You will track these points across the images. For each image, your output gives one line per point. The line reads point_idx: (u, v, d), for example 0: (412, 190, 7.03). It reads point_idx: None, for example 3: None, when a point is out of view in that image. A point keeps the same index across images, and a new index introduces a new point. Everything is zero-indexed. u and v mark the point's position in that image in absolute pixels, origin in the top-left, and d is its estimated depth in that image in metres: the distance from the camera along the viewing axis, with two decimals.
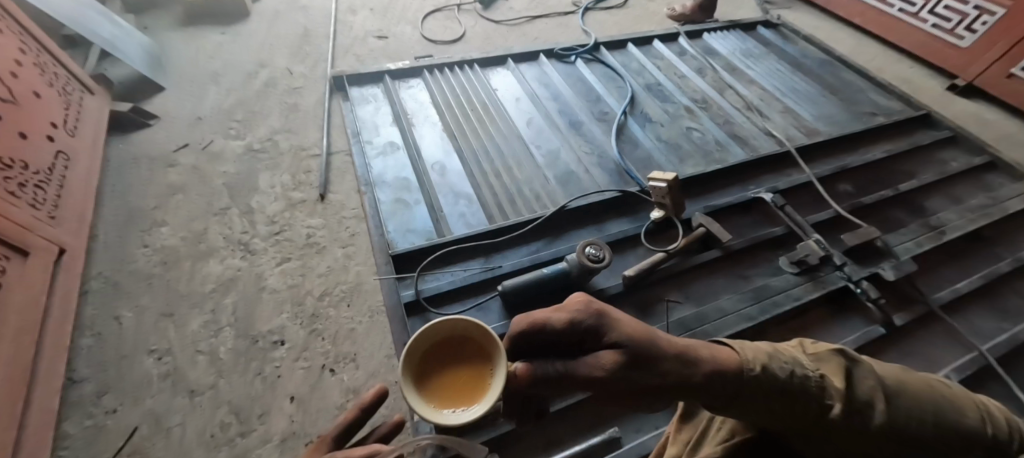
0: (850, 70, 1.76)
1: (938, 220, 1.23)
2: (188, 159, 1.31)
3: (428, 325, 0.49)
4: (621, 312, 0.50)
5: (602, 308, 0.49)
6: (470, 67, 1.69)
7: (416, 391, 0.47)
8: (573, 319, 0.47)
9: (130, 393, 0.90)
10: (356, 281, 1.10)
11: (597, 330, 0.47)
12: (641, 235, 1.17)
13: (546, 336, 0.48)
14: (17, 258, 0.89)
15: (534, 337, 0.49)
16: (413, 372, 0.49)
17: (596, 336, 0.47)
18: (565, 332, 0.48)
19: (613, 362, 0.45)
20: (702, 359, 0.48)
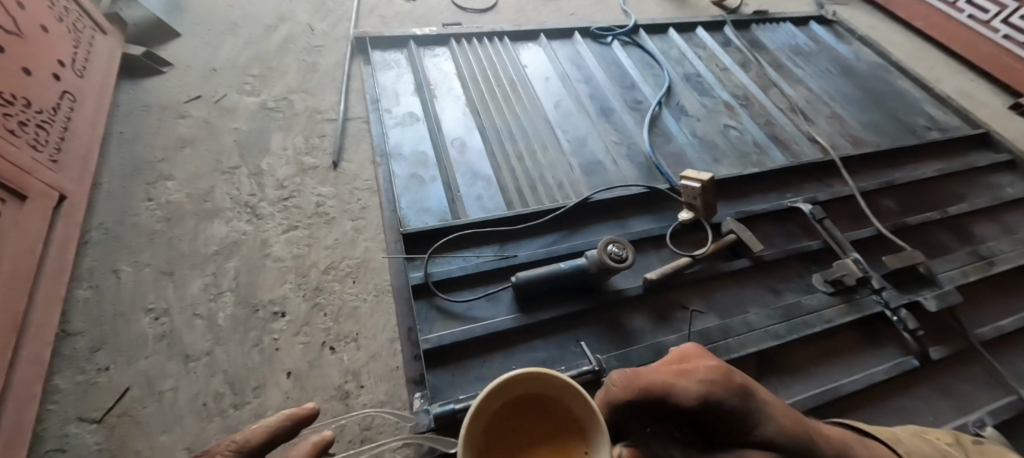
0: (906, 78, 1.64)
1: (987, 249, 1.15)
2: (199, 111, 1.25)
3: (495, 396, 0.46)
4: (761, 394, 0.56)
5: (742, 387, 0.54)
6: (500, 40, 1.60)
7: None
8: (713, 396, 0.52)
9: (124, 351, 0.87)
10: (364, 258, 1.05)
11: (739, 412, 0.53)
12: (666, 237, 1.11)
13: (678, 404, 0.53)
14: (13, 201, 0.85)
15: (667, 403, 0.54)
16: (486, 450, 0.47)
17: (737, 416, 0.53)
18: (700, 404, 0.53)
19: None
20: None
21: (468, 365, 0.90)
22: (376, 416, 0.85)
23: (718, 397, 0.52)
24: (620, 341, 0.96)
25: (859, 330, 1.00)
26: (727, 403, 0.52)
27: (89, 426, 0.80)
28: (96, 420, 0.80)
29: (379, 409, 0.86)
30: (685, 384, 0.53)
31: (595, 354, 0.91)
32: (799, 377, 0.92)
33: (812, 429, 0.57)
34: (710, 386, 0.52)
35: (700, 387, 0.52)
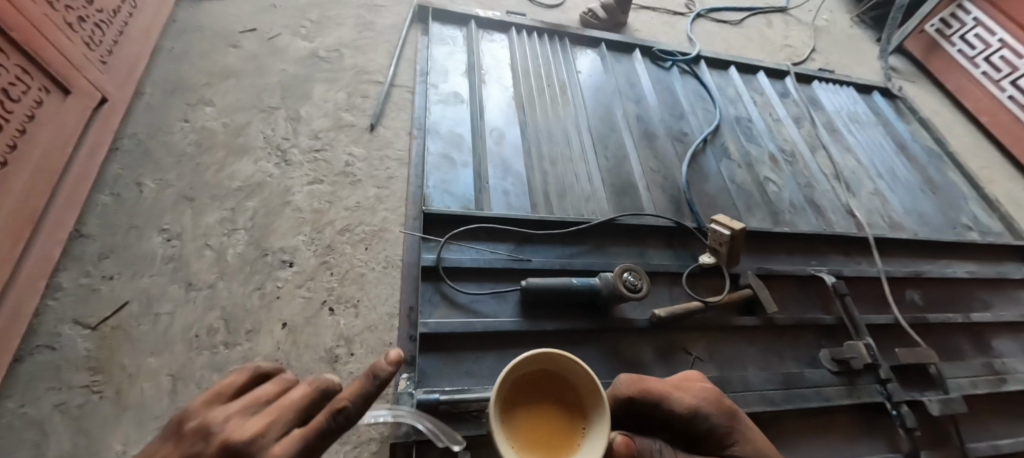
0: (958, 172, 1.61)
1: (1001, 365, 1.14)
2: (251, 45, 1.25)
3: (523, 360, 0.53)
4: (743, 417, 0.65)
5: (725, 406, 0.64)
6: (560, 39, 1.58)
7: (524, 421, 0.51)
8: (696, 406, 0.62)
9: (130, 265, 0.87)
10: (381, 226, 1.04)
11: (715, 424, 0.62)
12: (683, 276, 1.10)
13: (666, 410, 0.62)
14: (56, 93, 0.87)
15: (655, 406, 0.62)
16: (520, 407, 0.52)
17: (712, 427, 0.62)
18: (685, 413, 0.62)
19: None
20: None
21: (461, 358, 0.90)
22: None
23: (706, 411, 0.62)
24: (614, 369, 0.95)
25: (854, 415, 1.00)
26: (714, 419, 0.62)
27: (83, 331, 0.80)
28: (91, 327, 0.81)
29: None
30: (682, 395, 0.63)
31: None
32: (784, 447, 0.90)
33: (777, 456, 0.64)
34: (701, 401, 0.63)
35: (692, 400, 0.63)
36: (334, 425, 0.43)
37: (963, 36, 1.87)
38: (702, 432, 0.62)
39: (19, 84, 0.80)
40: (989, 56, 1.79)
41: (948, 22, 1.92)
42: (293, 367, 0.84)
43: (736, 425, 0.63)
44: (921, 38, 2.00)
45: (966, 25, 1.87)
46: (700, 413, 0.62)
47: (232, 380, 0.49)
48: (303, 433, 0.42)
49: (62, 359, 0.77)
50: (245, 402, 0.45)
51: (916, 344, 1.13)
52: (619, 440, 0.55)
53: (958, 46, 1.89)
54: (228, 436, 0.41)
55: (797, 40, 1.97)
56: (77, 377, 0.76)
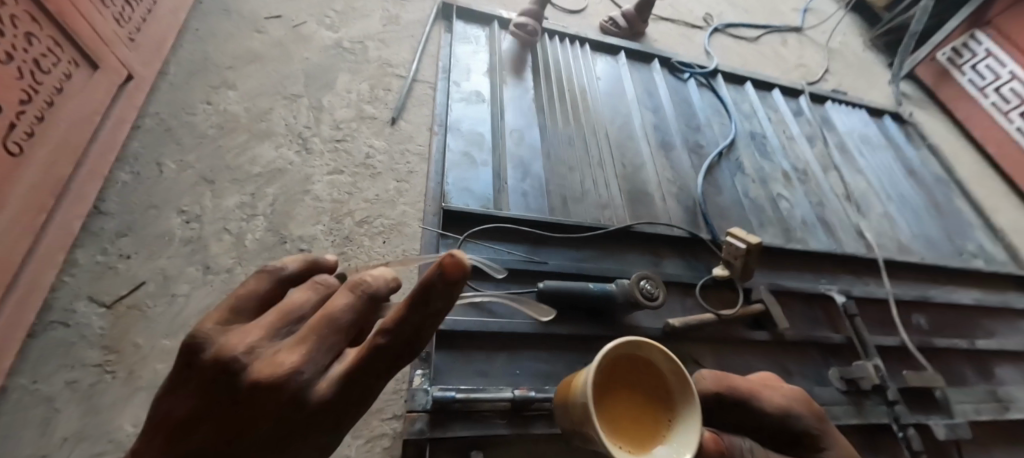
0: (966, 199, 1.63)
1: (1005, 393, 1.15)
2: (276, 31, 1.24)
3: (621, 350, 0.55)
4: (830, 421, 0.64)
5: (812, 408, 0.64)
6: (580, 45, 1.58)
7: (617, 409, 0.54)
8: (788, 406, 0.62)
9: (148, 244, 0.87)
10: (399, 220, 1.04)
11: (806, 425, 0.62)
12: (696, 288, 1.10)
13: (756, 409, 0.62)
14: (84, 67, 0.86)
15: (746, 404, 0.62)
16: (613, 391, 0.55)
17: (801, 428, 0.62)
18: (776, 413, 0.62)
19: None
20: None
21: (475, 357, 0.90)
22: None
23: (797, 412, 0.62)
24: None
25: (860, 435, 1.00)
26: (803, 419, 0.62)
27: (98, 308, 0.79)
28: (106, 305, 0.79)
29: None
30: (772, 395, 0.62)
31: None
32: None
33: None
34: (791, 401, 0.63)
35: (783, 400, 0.63)
36: (389, 346, 0.37)
37: (974, 66, 1.89)
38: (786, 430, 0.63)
39: (50, 55, 0.79)
40: (999, 87, 1.81)
41: (960, 51, 1.94)
42: None
43: (826, 427, 0.63)
44: (932, 66, 2.02)
45: (977, 55, 1.89)
46: (791, 412, 0.61)
47: (252, 285, 0.41)
48: (349, 367, 0.37)
49: (76, 336, 0.76)
50: (274, 318, 0.37)
51: (922, 367, 1.15)
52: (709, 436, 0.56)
53: (968, 76, 1.91)
54: (259, 370, 0.34)
55: (812, 60, 1.99)
56: (90, 355, 0.75)
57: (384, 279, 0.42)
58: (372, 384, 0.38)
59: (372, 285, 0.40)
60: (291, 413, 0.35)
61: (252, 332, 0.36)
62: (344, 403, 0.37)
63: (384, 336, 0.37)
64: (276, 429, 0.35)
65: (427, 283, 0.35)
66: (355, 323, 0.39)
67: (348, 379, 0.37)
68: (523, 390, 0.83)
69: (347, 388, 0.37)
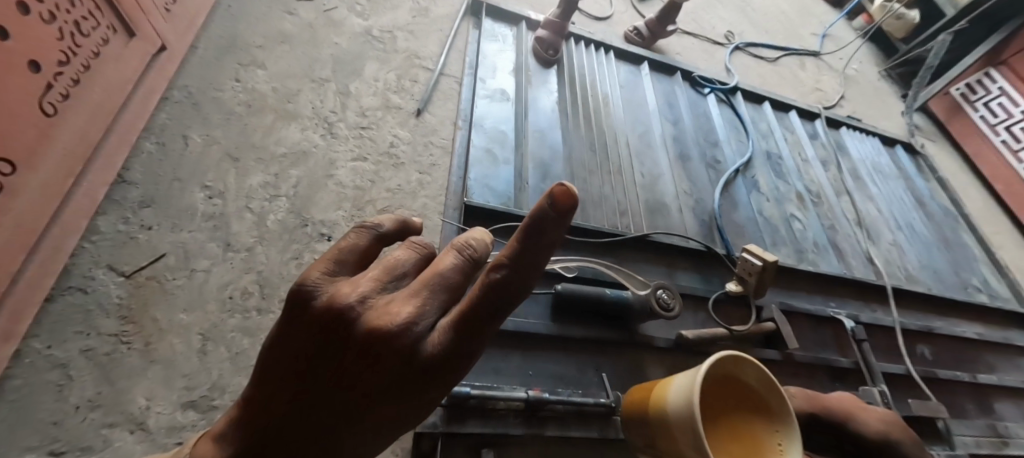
0: (972, 235, 1.65)
1: (1005, 428, 1.16)
2: (306, 14, 1.24)
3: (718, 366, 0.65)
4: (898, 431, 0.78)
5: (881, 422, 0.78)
6: (605, 51, 1.58)
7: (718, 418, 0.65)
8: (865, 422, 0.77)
9: (171, 216, 0.86)
10: (420, 212, 1.04)
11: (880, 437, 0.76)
12: (709, 301, 1.11)
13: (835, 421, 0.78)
14: (122, 34, 0.85)
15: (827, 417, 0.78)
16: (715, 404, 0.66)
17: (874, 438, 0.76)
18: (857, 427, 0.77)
19: None
20: None
21: (490, 354, 0.90)
22: None
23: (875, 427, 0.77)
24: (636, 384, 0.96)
25: None
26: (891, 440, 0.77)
27: (116, 278, 0.78)
28: (124, 275, 0.78)
29: None
30: (871, 420, 0.78)
31: (612, 390, 0.92)
32: None
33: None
34: (867, 418, 0.78)
35: (861, 418, 0.77)
36: (491, 295, 0.37)
37: (987, 103, 1.90)
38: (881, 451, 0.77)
39: (90, 19, 0.78)
40: (1011, 126, 1.83)
41: (974, 88, 1.95)
42: None
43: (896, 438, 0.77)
44: (945, 100, 2.02)
45: (990, 92, 1.90)
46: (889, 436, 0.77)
47: (353, 241, 0.44)
48: (455, 321, 0.38)
49: (94, 303, 0.75)
50: (377, 275, 0.40)
51: (924, 397, 1.16)
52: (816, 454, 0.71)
53: (980, 112, 1.92)
54: (371, 321, 0.37)
55: (828, 85, 2.01)
56: (107, 324, 0.74)
57: (483, 243, 0.43)
58: (477, 338, 0.39)
59: (473, 247, 0.42)
60: (400, 359, 0.37)
61: (361, 284, 0.39)
62: (448, 354, 0.38)
63: (489, 284, 0.37)
64: (385, 375, 0.37)
65: (539, 216, 0.35)
66: (460, 284, 0.41)
67: (455, 333, 0.38)
68: (537, 391, 0.83)
69: (450, 338, 0.38)
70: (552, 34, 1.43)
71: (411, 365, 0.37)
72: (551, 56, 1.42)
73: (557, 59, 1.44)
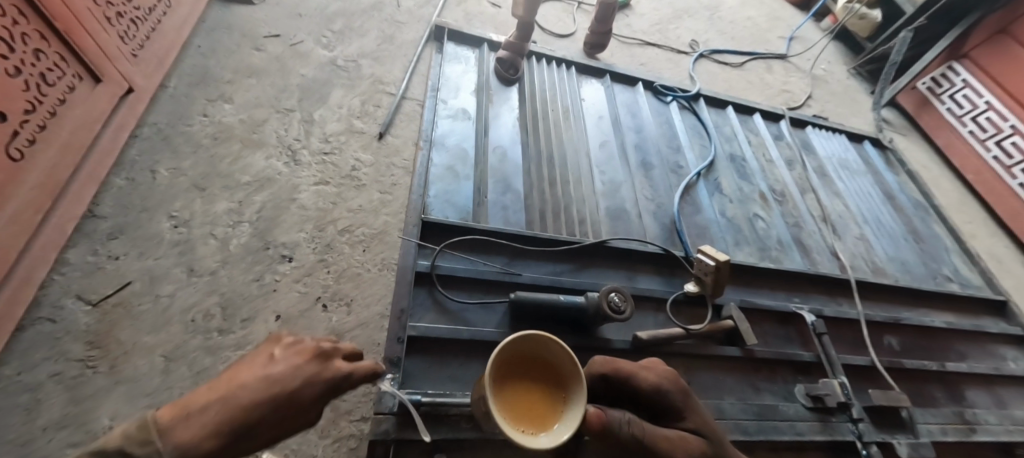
0: (943, 225, 1.66)
1: (973, 415, 1.17)
2: (274, 48, 1.31)
3: (529, 338, 0.60)
4: (693, 401, 0.73)
5: (682, 387, 0.73)
6: (567, 67, 1.63)
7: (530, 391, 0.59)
8: (660, 385, 0.70)
9: (138, 246, 0.91)
10: (381, 229, 1.09)
11: (675, 406, 0.70)
12: (667, 302, 1.13)
13: (631, 386, 0.70)
14: (88, 81, 0.92)
15: (622, 383, 0.69)
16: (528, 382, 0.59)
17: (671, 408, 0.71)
18: (648, 390, 0.69)
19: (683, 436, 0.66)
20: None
21: (448, 363, 0.93)
22: None
23: (667, 390, 0.70)
24: None
25: (825, 451, 1.04)
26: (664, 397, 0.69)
27: (84, 306, 0.83)
28: (92, 303, 0.84)
29: None
30: (645, 374, 0.70)
31: None
32: None
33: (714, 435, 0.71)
34: (664, 381, 0.71)
35: (657, 379, 0.70)
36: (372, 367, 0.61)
37: (952, 96, 1.93)
38: (662, 407, 0.70)
39: (56, 70, 0.85)
40: (976, 116, 1.86)
41: (939, 81, 1.98)
42: None
43: (688, 402, 0.72)
44: (913, 94, 2.06)
45: (955, 85, 1.93)
46: (662, 389, 0.69)
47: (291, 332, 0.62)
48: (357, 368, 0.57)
49: (63, 331, 0.80)
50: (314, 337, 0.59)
51: (888, 386, 1.17)
52: (594, 413, 0.59)
53: (947, 105, 1.95)
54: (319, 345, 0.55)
55: (796, 86, 2.05)
56: (75, 350, 0.79)
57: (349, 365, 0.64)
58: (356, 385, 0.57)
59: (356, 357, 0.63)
60: (332, 368, 0.54)
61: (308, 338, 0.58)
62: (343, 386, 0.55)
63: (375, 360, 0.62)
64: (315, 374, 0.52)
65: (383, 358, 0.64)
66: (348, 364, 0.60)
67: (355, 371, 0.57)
68: None
69: (354, 373, 0.56)
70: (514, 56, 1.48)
71: (335, 375, 0.54)
72: (513, 74, 1.48)
73: (518, 75, 1.49)
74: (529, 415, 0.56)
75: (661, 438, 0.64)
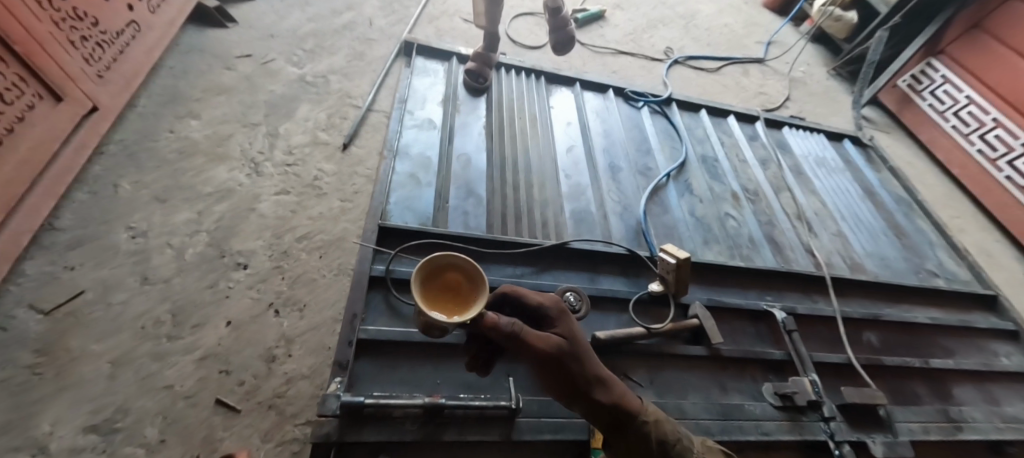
0: (927, 219, 1.62)
1: (959, 412, 1.11)
2: (245, 68, 1.36)
3: (455, 256, 0.63)
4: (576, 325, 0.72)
5: (565, 311, 0.73)
6: (536, 77, 1.66)
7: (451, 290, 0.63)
8: (542, 304, 0.72)
9: (94, 256, 0.93)
10: (339, 236, 1.10)
11: (552, 322, 0.70)
12: (631, 302, 1.11)
13: (521, 305, 0.73)
14: (49, 100, 0.96)
15: (512, 303, 0.73)
16: (451, 283, 0.64)
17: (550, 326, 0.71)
18: (533, 309, 0.72)
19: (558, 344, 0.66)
20: (611, 385, 0.71)
21: (398, 364, 0.91)
22: (293, 386, 0.88)
23: (549, 309, 0.72)
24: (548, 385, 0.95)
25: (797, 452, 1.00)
26: (546, 309, 0.71)
27: (36, 315, 0.84)
28: (44, 312, 0.85)
29: (298, 380, 0.89)
30: (535, 296, 0.73)
31: (517, 392, 0.90)
32: None
33: (592, 355, 0.70)
34: (547, 302, 0.72)
35: (541, 299, 0.72)
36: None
37: (933, 92, 1.91)
38: (541, 321, 0.72)
39: (14, 90, 0.89)
40: (958, 111, 1.84)
41: (919, 78, 1.96)
42: (230, 362, 0.88)
43: (569, 320, 0.72)
44: (894, 92, 2.04)
45: (934, 81, 1.91)
46: (542, 306, 0.71)
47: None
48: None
49: (12, 339, 0.81)
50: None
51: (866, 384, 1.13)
52: (492, 317, 0.62)
53: (928, 101, 1.93)
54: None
55: (773, 88, 2.05)
56: (21, 357, 0.80)
57: None
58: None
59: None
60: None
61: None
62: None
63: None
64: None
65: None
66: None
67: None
68: (434, 396, 0.83)
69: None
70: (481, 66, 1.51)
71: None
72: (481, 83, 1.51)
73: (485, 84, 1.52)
74: (442, 303, 0.61)
75: (535, 332, 0.65)
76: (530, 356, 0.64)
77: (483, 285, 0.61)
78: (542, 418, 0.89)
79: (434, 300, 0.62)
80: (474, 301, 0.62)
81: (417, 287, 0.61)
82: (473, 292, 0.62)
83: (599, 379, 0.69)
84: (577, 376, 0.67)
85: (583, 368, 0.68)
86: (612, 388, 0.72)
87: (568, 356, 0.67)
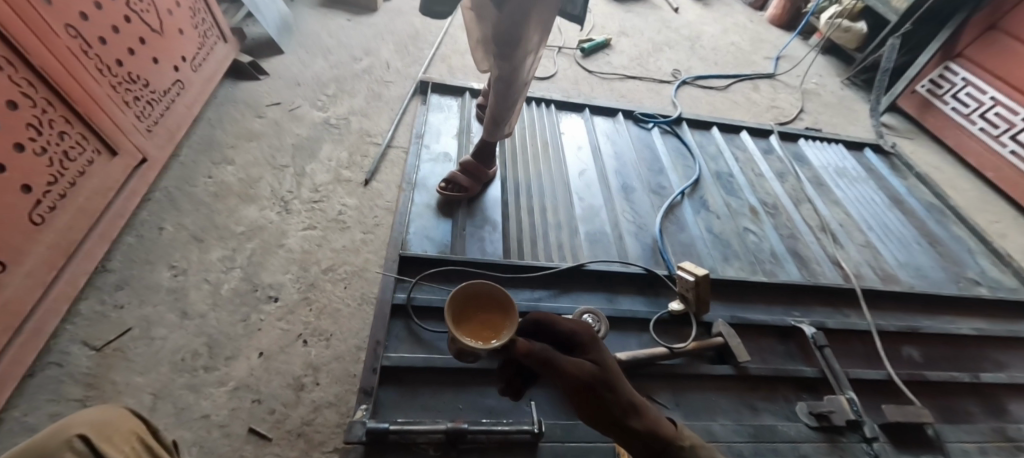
0: (964, 226, 1.55)
1: (1018, 431, 1.04)
2: (274, 114, 1.47)
3: (495, 288, 0.70)
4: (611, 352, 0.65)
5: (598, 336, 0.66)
6: (546, 105, 1.71)
7: (487, 317, 0.69)
8: (572, 330, 0.66)
9: (139, 294, 1.00)
10: (361, 266, 1.14)
11: (585, 348, 0.64)
12: (651, 322, 1.10)
13: (551, 331, 0.68)
14: (107, 155, 1.06)
15: (542, 329, 0.69)
16: (489, 311, 0.70)
17: (582, 352, 0.64)
18: (563, 334, 0.66)
19: (590, 371, 0.59)
20: (650, 415, 0.62)
21: (420, 391, 0.93)
22: (320, 414, 0.90)
23: (580, 335, 0.65)
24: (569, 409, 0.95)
25: None
26: (577, 336, 0.65)
27: (88, 351, 0.91)
28: (95, 348, 0.91)
29: (325, 408, 0.91)
30: (566, 320, 0.67)
31: (539, 416, 0.89)
32: None
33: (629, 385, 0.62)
34: (579, 328, 0.66)
35: (572, 325, 0.66)
36: None
37: (955, 96, 1.87)
38: (574, 349, 0.66)
39: (78, 148, 0.98)
40: (984, 113, 1.79)
41: (938, 82, 1.93)
42: (261, 391, 0.91)
43: (603, 346, 0.64)
44: (914, 97, 2.01)
45: (955, 85, 1.87)
46: (574, 332, 0.65)
47: None
48: None
49: (65, 374, 0.87)
50: None
51: (909, 402, 1.07)
52: (520, 343, 0.60)
53: (951, 105, 1.89)
54: None
55: (785, 102, 2.04)
56: (73, 391, 0.85)
57: None
58: None
59: None
60: None
61: None
62: None
63: None
64: None
65: None
66: None
67: None
68: (456, 421, 0.84)
69: None
70: (460, 170, 1.29)
71: None
72: (461, 194, 1.28)
73: (466, 195, 1.29)
74: (476, 327, 0.67)
75: (567, 358, 0.59)
76: (560, 384, 0.59)
77: (513, 312, 0.66)
78: (566, 443, 0.88)
79: (469, 324, 0.68)
80: (504, 329, 0.66)
81: (455, 314, 0.68)
82: (505, 322, 0.67)
83: (637, 409, 0.61)
84: (611, 406, 0.59)
85: (623, 398, 0.60)
86: (659, 422, 0.63)
87: (602, 383, 0.59)
